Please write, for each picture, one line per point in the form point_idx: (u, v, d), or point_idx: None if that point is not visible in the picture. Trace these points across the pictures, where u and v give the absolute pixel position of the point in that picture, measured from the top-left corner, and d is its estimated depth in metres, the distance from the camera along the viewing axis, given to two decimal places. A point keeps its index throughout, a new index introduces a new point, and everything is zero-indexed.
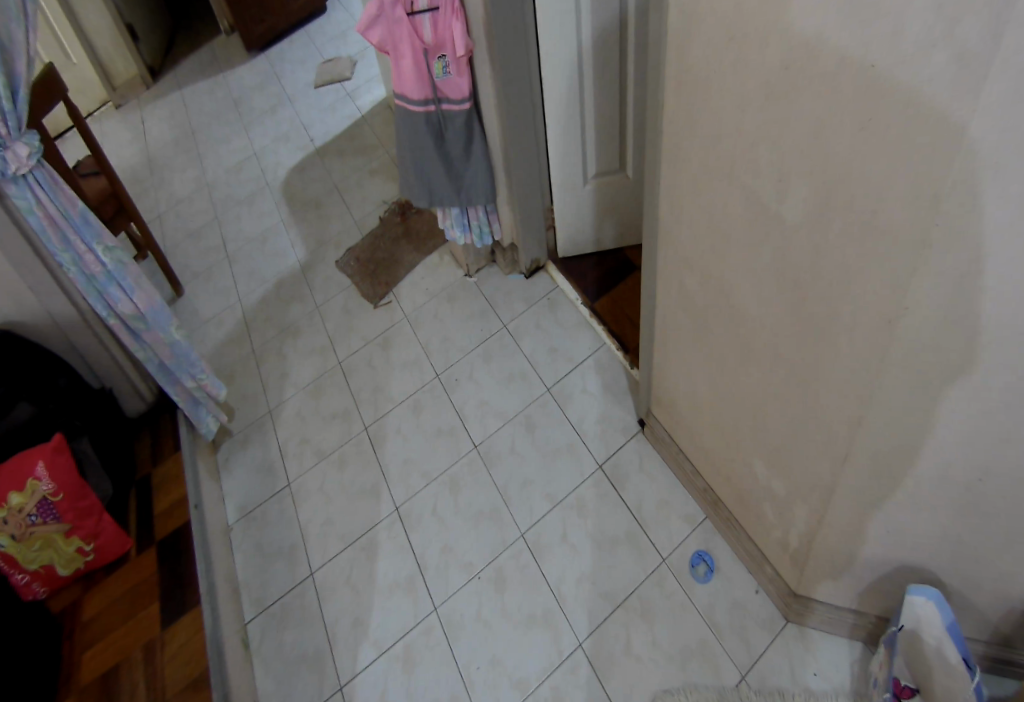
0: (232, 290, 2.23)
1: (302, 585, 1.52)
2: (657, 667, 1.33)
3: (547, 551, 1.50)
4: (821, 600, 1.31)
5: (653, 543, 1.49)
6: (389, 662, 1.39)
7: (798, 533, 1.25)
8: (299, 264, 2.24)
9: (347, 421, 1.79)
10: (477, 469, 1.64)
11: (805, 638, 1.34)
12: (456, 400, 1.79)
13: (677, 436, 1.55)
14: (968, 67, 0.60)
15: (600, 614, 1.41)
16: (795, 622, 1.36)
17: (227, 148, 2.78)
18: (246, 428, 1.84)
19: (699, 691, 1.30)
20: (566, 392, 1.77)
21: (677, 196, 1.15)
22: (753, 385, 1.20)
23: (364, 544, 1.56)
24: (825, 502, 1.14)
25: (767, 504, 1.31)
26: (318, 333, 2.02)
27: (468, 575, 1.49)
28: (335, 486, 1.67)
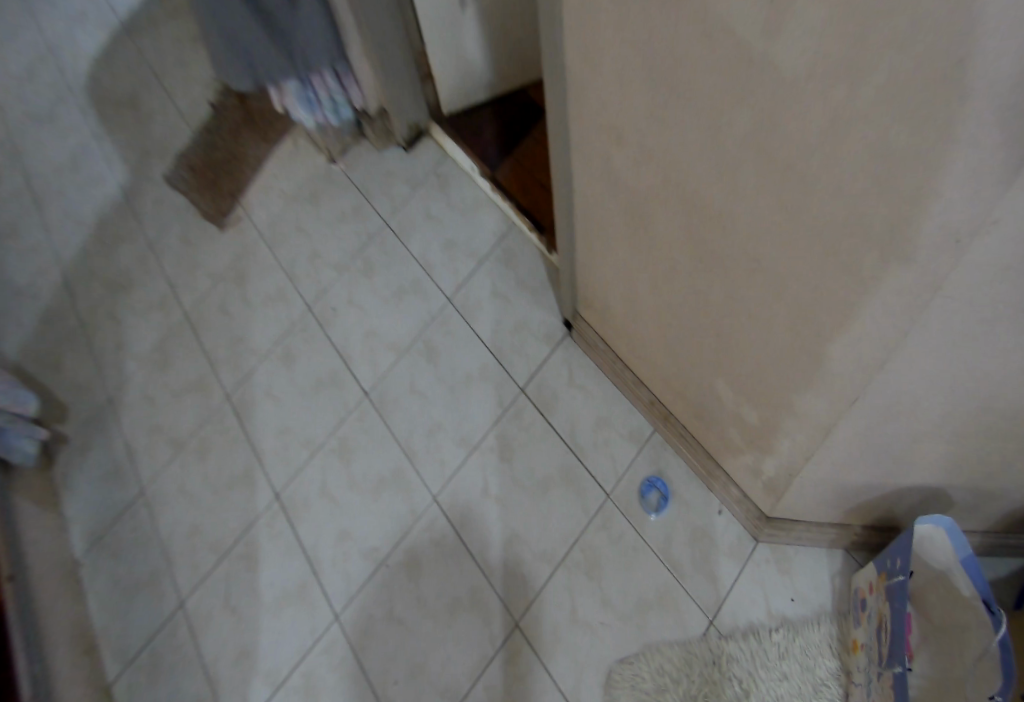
0: (42, 242, 1.65)
1: (173, 619, 1.22)
2: (612, 632, 1.10)
3: (469, 513, 1.22)
4: (800, 520, 1.06)
5: (593, 477, 1.21)
6: (288, 697, 1.12)
7: (770, 471, 0.98)
8: (120, 188, 1.66)
9: (205, 392, 1.40)
10: (373, 423, 1.32)
11: (777, 557, 1.11)
12: (336, 337, 1.41)
13: (613, 342, 1.23)
14: None
15: (539, 576, 1.15)
16: (766, 541, 1.12)
17: None
18: (83, 425, 1.42)
19: (668, 649, 1.07)
20: (471, 302, 1.40)
21: (586, 21, 0.68)
22: (716, 300, 0.83)
23: (243, 553, 1.25)
24: (812, 451, 0.84)
25: (732, 433, 1.02)
26: (154, 280, 1.54)
27: (373, 564, 1.20)
28: (196, 481, 1.33)
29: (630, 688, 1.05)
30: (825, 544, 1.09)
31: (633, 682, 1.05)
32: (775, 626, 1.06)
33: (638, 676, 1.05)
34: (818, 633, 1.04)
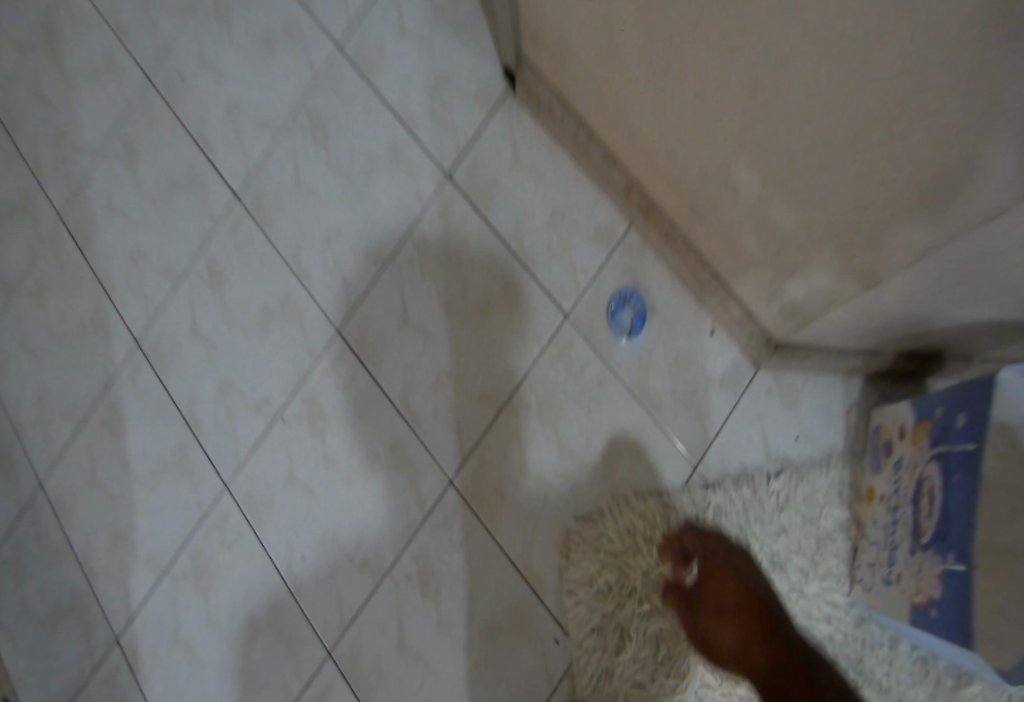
0: None
1: (33, 507, 1.02)
2: (572, 488, 0.83)
3: (381, 348, 0.92)
4: (826, 345, 0.78)
5: (547, 290, 0.88)
6: (176, 584, 0.94)
7: (810, 290, 0.66)
8: None
9: (33, 215, 1.08)
10: (248, 237, 1.00)
11: (784, 390, 0.84)
12: (187, 117, 1.02)
13: (577, 100, 0.83)
14: None
15: (477, 423, 0.87)
16: (771, 368, 0.84)
17: None
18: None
19: (644, 502, 0.80)
20: (372, 52, 0.96)
21: None
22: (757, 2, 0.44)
23: (103, 417, 1.01)
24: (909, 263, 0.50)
25: (753, 241, 0.68)
26: None
27: (265, 419, 0.95)
28: (37, 327, 1.05)
29: (590, 551, 0.79)
30: (845, 370, 0.83)
31: (595, 544, 0.79)
32: (778, 473, 0.81)
33: (601, 536, 0.79)
34: (828, 480, 0.81)
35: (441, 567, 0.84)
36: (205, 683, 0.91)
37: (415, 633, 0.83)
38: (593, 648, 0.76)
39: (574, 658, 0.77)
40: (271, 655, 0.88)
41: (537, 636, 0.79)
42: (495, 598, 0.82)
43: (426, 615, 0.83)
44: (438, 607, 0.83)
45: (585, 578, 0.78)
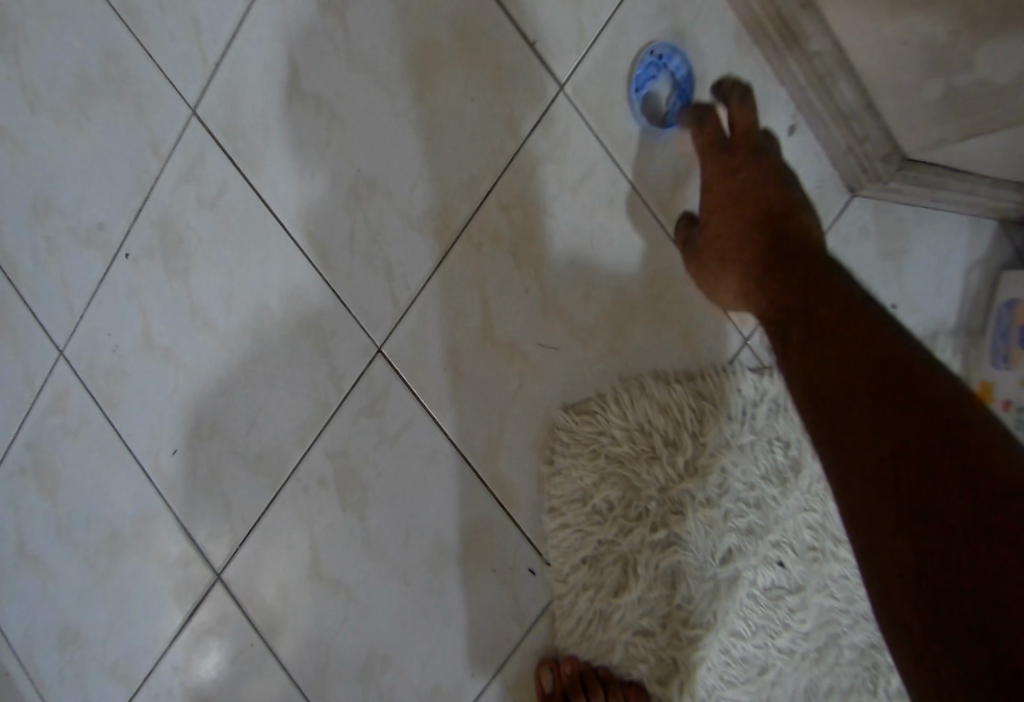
0: None
1: None
2: (561, 361, 0.55)
3: (264, 142, 0.58)
4: (984, 155, 0.48)
5: (531, 45, 0.54)
6: (12, 478, 0.71)
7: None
8: None
9: None
10: None
11: (886, 228, 0.56)
12: None
13: None
14: None
15: (417, 260, 0.56)
16: (874, 195, 0.55)
17: None
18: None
19: (668, 389, 0.53)
20: None
21: None
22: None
23: None
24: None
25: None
26: None
27: (104, 256, 0.65)
28: None
29: (584, 456, 0.53)
30: (982, 205, 0.54)
31: (592, 446, 0.53)
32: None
33: (603, 432, 0.53)
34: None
35: (366, 470, 0.58)
36: (62, 602, 0.69)
37: (332, 555, 0.60)
38: (581, 585, 0.53)
39: (555, 596, 0.54)
40: (139, 573, 0.66)
41: (502, 566, 0.56)
42: (449, 518, 0.57)
43: (348, 536, 0.59)
44: (364, 523, 0.59)
45: (575, 494, 0.53)
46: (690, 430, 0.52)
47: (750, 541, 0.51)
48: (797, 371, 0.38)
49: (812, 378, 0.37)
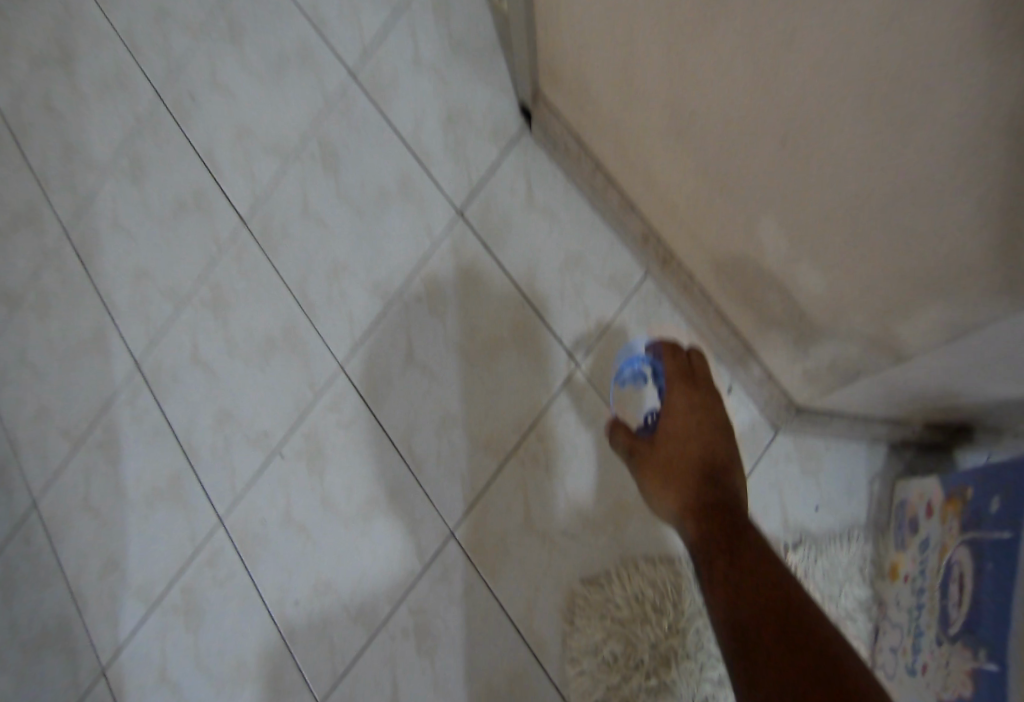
0: None
1: (29, 523, 0.95)
2: (577, 546, 0.79)
3: (385, 390, 0.89)
4: (844, 413, 0.73)
5: (558, 335, 0.86)
6: (166, 619, 0.88)
7: (843, 357, 0.60)
8: None
9: (39, 227, 1.08)
10: (252, 265, 0.96)
11: (804, 456, 0.79)
12: (196, 136, 1.03)
13: (573, 120, 0.82)
14: None
15: (480, 471, 0.83)
16: (790, 434, 0.80)
17: None
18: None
19: (654, 569, 0.75)
20: (383, 79, 0.97)
21: None
22: (783, 59, 0.39)
23: (100, 440, 0.95)
24: (929, 347, 0.47)
25: (777, 305, 0.64)
26: None
27: (264, 454, 0.89)
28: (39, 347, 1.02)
29: (596, 617, 0.74)
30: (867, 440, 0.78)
31: (601, 609, 0.75)
32: (794, 548, 0.77)
33: (608, 599, 0.75)
34: (847, 556, 0.75)
35: (438, 624, 0.80)
36: None
37: (411, 690, 0.79)
38: None
39: None
40: None
41: None
42: (494, 665, 0.77)
43: (422, 676, 0.79)
44: (434, 666, 0.79)
45: (589, 646, 0.74)
46: (671, 600, 0.74)
47: (721, 689, 0.71)
48: (721, 604, 0.50)
49: (728, 605, 0.49)
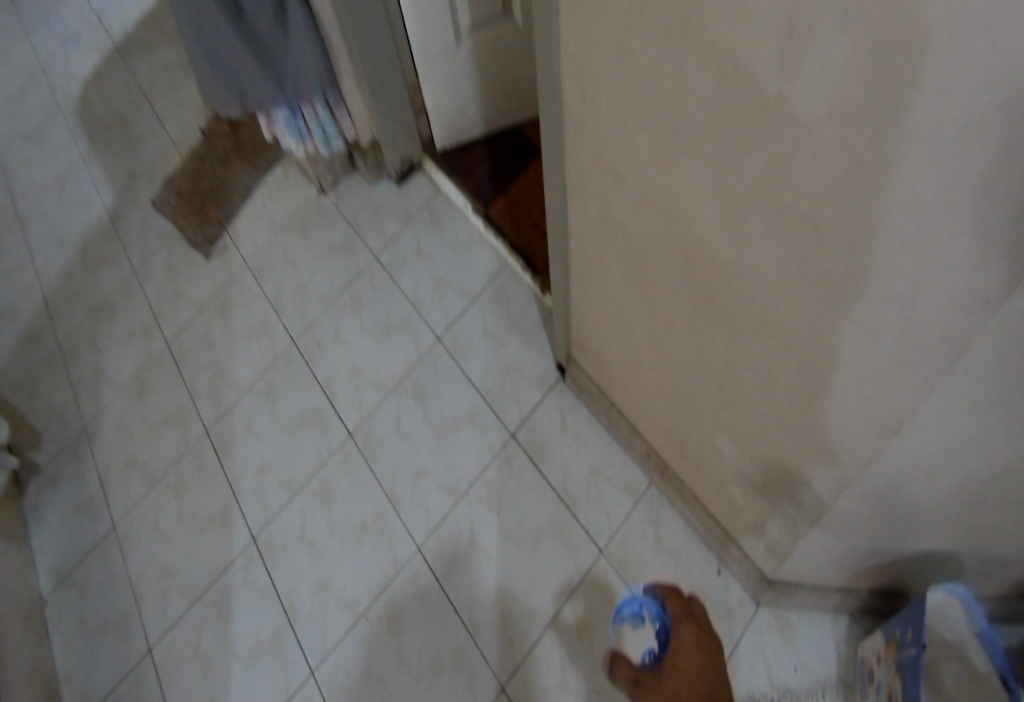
0: (68, 285, 1.73)
1: (140, 667, 1.20)
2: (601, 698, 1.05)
3: (453, 567, 1.18)
4: (804, 584, 0.97)
5: (586, 531, 1.17)
6: None
7: (785, 527, 0.88)
8: (106, 211, 1.82)
9: (183, 426, 1.42)
10: (354, 466, 1.31)
11: (780, 625, 1.02)
12: (320, 371, 1.43)
13: (602, 382, 1.20)
14: None
15: (527, 634, 1.10)
16: (768, 606, 1.03)
17: (11, 88, 2.15)
18: (54, 456, 1.46)
19: None
20: (461, 341, 1.41)
21: (589, 91, 0.73)
22: (726, 329, 0.78)
23: (215, 599, 1.22)
24: (825, 497, 0.77)
25: (738, 490, 0.95)
26: (137, 307, 1.63)
27: (352, 617, 1.16)
28: (170, 519, 1.32)
29: None
30: (830, 612, 1.00)
31: None
32: None
33: None
34: None
35: None
36: None
37: None
38: None
39: None
40: None
41: None
42: None
43: None
44: None
45: None
46: None
47: None
48: None
49: None
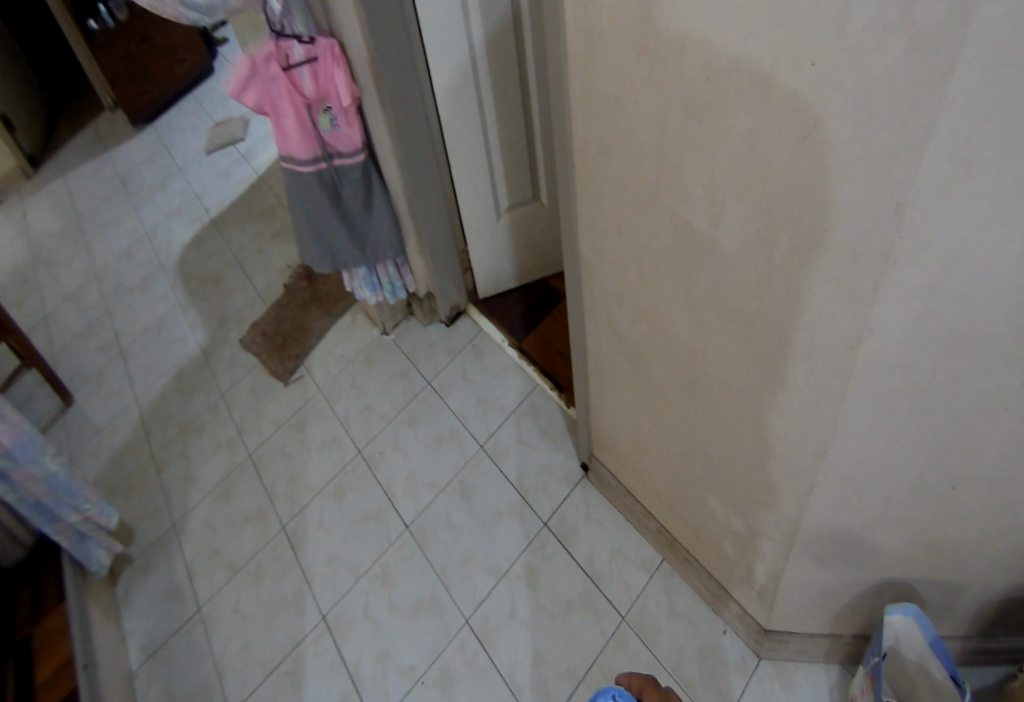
0: (163, 407, 2.07)
1: None
2: None
3: (496, 636, 1.37)
4: (794, 633, 1.17)
5: (610, 602, 1.36)
6: None
7: (769, 569, 1.10)
8: (200, 348, 2.21)
9: (263, 523, 1.68)
10: (411, 553, 1.54)
11: (781, 675, 1.20)
12: (382, 476, 1.70)
13: (624, 480, 1.45)
14: (933, 49, 0.51)
15: (561, 694, 1.27)
16: (769, 658, 1.23)
17: (125, 254, 2.66)
18: (148, 550, 1.71)
19: None
20: (500, 447, 1.69)
21: (595, 244, 1.09)
22: (702, 405, 1.07)
23: (289, 669, 1.43)
24: (792, 530, 1.01)
25: (730, 545, 1.17)
26: (224, 425, 1.95)
27: (409, 682, 1.35)
28: (250, 601, 1.55)
29: None
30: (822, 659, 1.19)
31: None
32: None
33: None
34: None
35: None
36: None
37: None
38: None
39: None
40: None
41: None
42: None
43: None
44: None
45: None
46: None
47: None
48: None
49: None
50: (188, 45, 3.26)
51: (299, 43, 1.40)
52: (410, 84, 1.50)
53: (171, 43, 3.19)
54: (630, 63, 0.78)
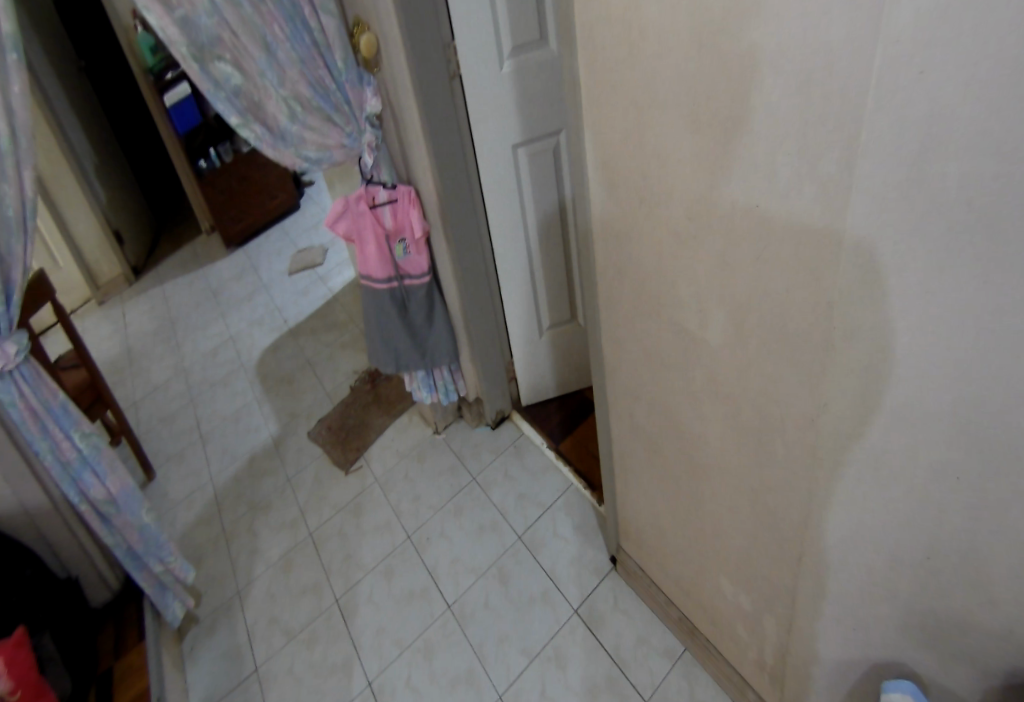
0: (235, 486, 2.30)
1: None
2: None
3: None
4: None
5: (634, 686, 1.46)
6: None
7: (778, 642, 1.20)
8: (271, 437, 2.47)
9: (318, 594, 1.84)
10: (450, 630, 1.66)
11: None
12: (428, 560, 1.84)
13: (648, 568, 1.57)
14: (832, 194, 0.71)
15: None
16: None
17: (212, 355, 3.03)
18: (213, 612, 1.88)
19: None
20: (537, 539, 1.82)
21: (614, 347, 1.29)
22: (708, 486, 1.21)
23: None
24: (795, 605, 1.11)
25: (745, 625, 1.27)
26: (289, 505, 2.15)
27: None
28: (304, 665, 1.68)
29: None
30: None
31: None
32: None
33: None
34: None
35: None
36: None
37: None
38: None
39: None
40: None
41: None
42: None
43: None
44: None
45: None
46: None
47: None
48: None
49: None
50: (280, 185, 3.88)
51: (384, 188, 1.78)
52: (469, 225, 1.82)
53: (267, 182, 3.80)
54: (631, 203, 1.02)
